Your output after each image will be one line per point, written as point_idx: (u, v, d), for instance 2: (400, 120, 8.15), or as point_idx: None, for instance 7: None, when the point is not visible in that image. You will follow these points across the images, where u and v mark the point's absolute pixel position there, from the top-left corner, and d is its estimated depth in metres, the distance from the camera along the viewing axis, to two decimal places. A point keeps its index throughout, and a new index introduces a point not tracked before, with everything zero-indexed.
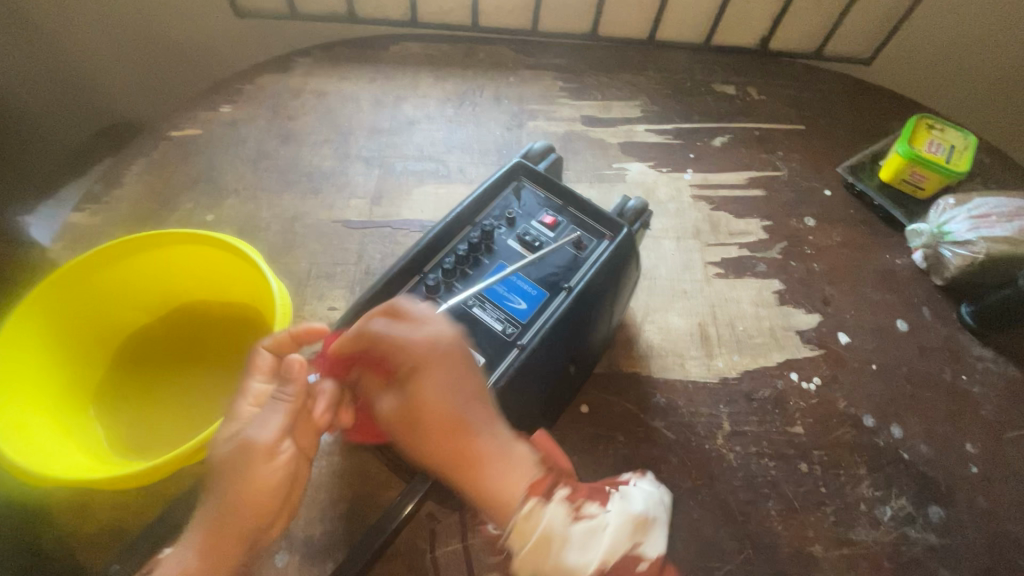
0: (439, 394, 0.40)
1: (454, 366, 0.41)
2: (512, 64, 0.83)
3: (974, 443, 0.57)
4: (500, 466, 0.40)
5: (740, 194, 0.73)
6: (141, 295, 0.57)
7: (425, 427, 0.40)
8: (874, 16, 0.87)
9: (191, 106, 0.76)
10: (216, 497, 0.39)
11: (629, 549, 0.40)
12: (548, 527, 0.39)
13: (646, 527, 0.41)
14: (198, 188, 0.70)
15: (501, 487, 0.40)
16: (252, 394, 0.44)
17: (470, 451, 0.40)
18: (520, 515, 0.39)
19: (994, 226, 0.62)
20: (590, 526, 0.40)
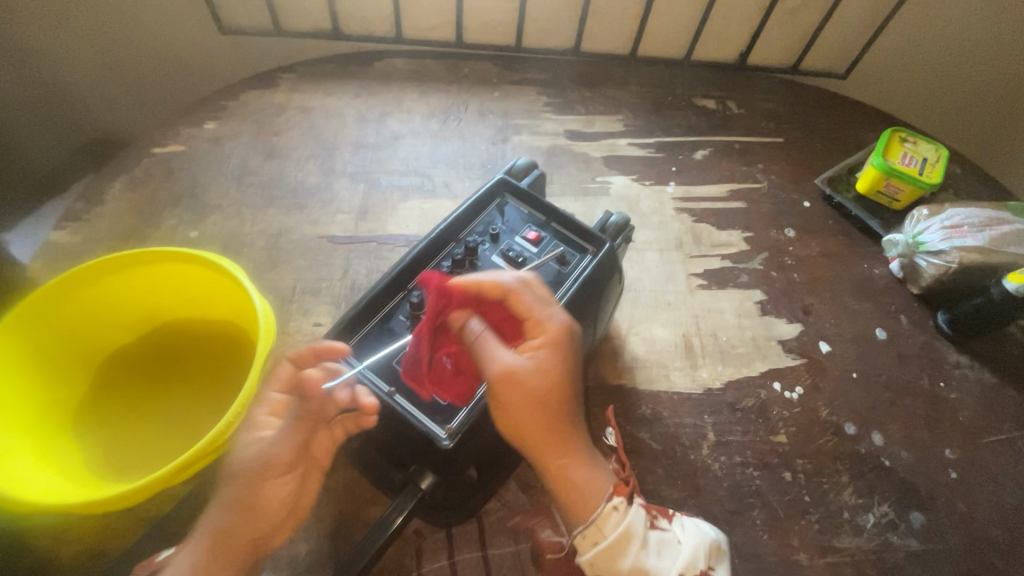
0: (556, 371, 0.42)
1: (570, 357, 0.43)
2: (496, 80, 0.85)
3: (952, 449, 0.58)
4: (583, 461, 0.43)
5: (721, 206, 0.75)
6: (123, 314, 0.56)
7: (542, 395, 0.41)
8: (847, 32, 0.90)
9: (174, 123, 0.76)
10: (228, 503, 0.41)
11: (705, 569, 0.42)
12: (632, 527, 0.42)
13: (720, 553, 0.43)
14: (182, 205, 0.69)
15: (584, 480, 0.42)
16: (269, 405, 0.44)
17: (567, 436, 0.43)
18: (606, 509, 0.42)
19: (966, 236, 0.63)
20: (663, 537, 0.43)
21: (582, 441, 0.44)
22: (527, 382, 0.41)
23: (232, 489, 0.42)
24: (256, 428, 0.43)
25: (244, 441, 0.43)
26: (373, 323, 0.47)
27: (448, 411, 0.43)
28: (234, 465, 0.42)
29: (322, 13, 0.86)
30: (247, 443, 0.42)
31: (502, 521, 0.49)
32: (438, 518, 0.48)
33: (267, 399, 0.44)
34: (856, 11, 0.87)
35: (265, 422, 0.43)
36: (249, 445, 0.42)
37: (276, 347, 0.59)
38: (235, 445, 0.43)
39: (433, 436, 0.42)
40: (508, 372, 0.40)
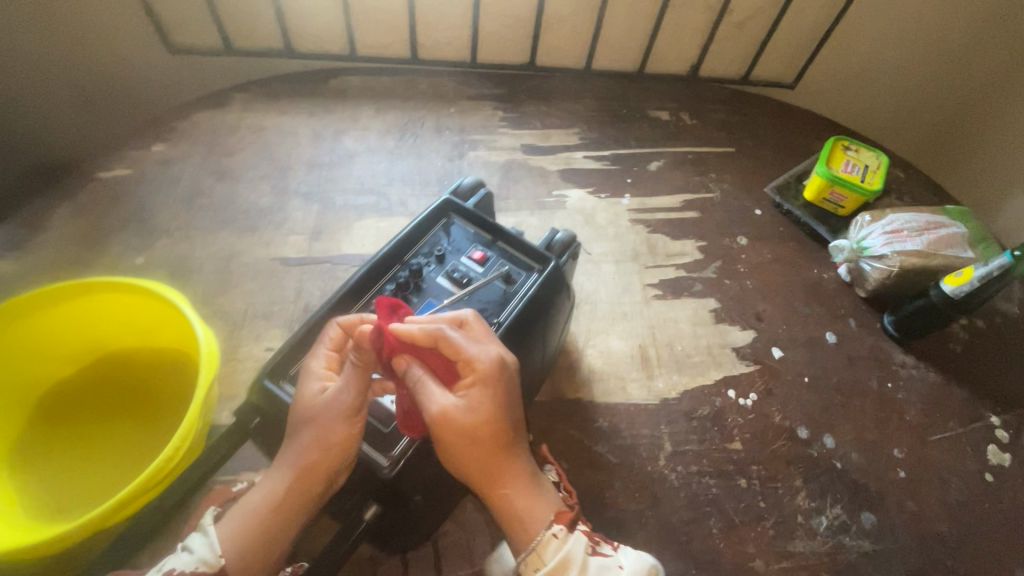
0: (486, 412, 0.41)
1: (502, 393, 0.42)
2: (452, 95, 0.85)
3: (901, 448, 0.59)
4: (524, 490, 0.43)
5: (676, 217, 0.76)
6: (60, 347, 0.54)
7: (475, 439, 0.41)
8: (793, 44, 0.93)
9: (121, 146, 0.73)
10: (299, 447, 0.41)
11: None
12: (570, 551, 0.41)
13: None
14: (129, 230, 0.67)
15: (524, 508, 0.42)
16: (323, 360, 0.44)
17: (507, 473, 0.42)
18: (544, 537, 0.41)
19: (906, 241, 0.66)
20: (603, 562, 0.41)
21: (524, 470, 0.44)
22: (461, 424, 0.41)
23: (304, 434, 0.41)
24: (315, 379, 0.42)
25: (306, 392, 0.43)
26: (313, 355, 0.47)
27: (390, 439, 0.43)
28: (298, 416, 0.42)
29: (274, 31, 0.85)
30: (312, 393, 0.42)
31: (459, 543, 0.49)
32: (391, 545, 0.47)
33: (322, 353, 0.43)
34: (800, 22, 0.90)
35: (321, 374, 0.43)
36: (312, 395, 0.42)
37: (226, 375, 0.57)
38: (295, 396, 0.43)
39: (376, 465, 0.42)
40: (441, 417, 0.40)
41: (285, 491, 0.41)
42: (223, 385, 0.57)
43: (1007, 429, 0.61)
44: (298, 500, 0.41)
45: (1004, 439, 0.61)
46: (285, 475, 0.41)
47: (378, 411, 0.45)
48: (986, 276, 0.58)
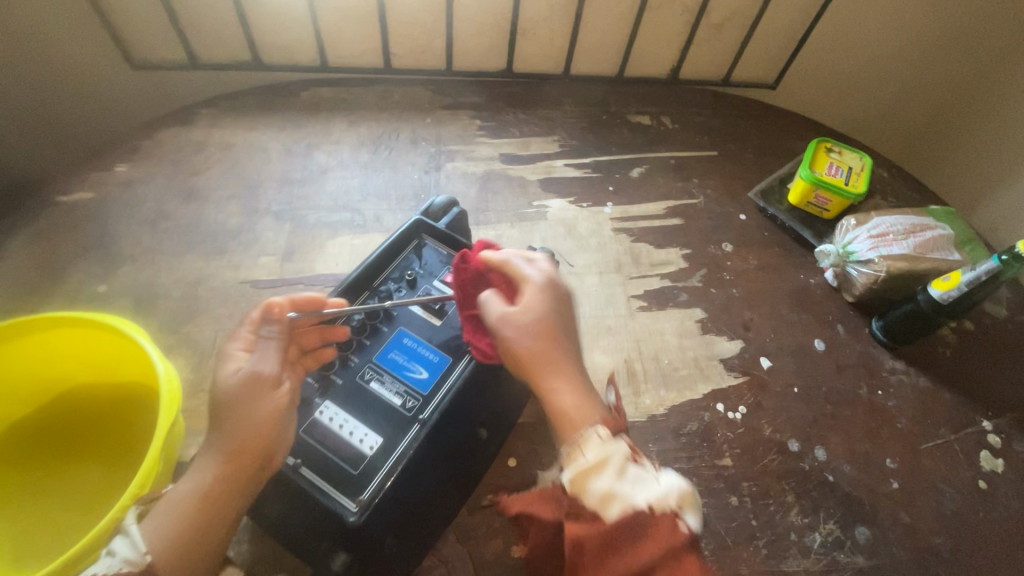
0: (548, 313, 0.44)
1: (563, 312, 0.45)
2: (428, 105, 0.83)
3: (893, 458, 0.58)
4: (573, 392, 0.42)
5: (659, 224, 0.74)
6: (17, 386, 0.52)
7: (536, 332, 0.43)
8: (773, 44, 0.92)
9: (80, 168, 0.70)
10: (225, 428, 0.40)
11: (673, 507, 0.38)
12: (612, 454, 0.39)
13: (695, 503, 0.39)
14: (90, 257, 0.64)
15: (570, 404, 0.41)
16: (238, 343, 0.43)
17: (560, 370, 0.43)
18: (587, 435, 0.40)
19: (892, 245, 0.64)
20: (643, 471, 0.39)
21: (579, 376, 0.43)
22: (520, 321, 0.43)
23: (228, 417, 0.40)
24: (230, 362, 0.42)
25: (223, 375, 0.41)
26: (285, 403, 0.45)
27: (359, 481, 0.42)
28: (217, 399, 0.40)
29: (240, 43, 0.83)
30: (229, 375, 0.41)
31: None
32: None
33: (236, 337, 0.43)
34: (779, 22, 0.89)
35: (238, 356, 0.42)
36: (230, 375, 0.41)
37: (194, 408, 0.55)
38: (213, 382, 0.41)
39: (341, 512, 0.40)
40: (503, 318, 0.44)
41: (213, 479, 0.39)
42: (190, 418, 0.55)
43: (999, 433, 0.60)
44: (228, 486, 0.39)
45: (997, 444, 0.60)
46: (212, 461, 0.39)
47: (344, 452, 0.43)
48: (974, 280, 0.57)
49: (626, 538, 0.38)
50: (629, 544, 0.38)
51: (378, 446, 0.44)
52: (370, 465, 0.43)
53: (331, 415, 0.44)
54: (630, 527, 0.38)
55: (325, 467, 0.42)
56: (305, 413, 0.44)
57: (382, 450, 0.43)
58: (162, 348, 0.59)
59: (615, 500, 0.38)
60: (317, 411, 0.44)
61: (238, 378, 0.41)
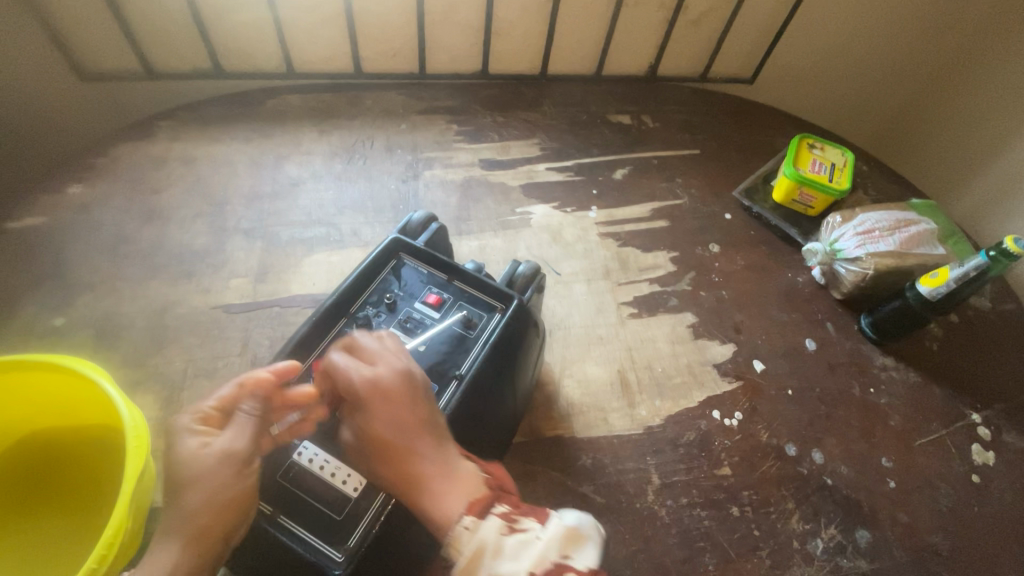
0: (392, 424, 0.41)
1: (402, 408, 0.42)
2: (402, 111, 0.79)
3: (888, 457, 0.58)
4: (443, 488, 0.40)
5: (645, 227, 0.73)
6: None
7: (376, 452, 0.41)
8: (748, 39, 0.91)
9: (28, 191, 0.65)
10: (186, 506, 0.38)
11: (558, 560, 0.37)
12: (484, 538, 0.38)
13: (580, 540, 0.39)
14: (43, 288, 0.60)
15: (436, 506, 0.39)
16: (199, 416, 0.42)
17: (414, 475, 0.40)
18: (457, 531, 0.38)
19: (879, 242, 0.64)
20: (523, 538, 0.38)
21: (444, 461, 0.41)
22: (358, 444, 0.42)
23: (188, 496, 0.39)
24: (191, 436, 0.41)
25: (186, 451, 0.40)
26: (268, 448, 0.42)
27: (344, 527, 0.40)
28: (179, 477, 0.39)
29: (200, 51, 0.78)
30: (190, 452, 0.40)
31: None
32: None
33: (200, 408, 0.42)
34: (755, 17, 0.88)
35: (199, 432, 0.41)
36: (197, 452, 0.40)
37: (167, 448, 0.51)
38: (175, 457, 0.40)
39: (325, 563, 0.38)
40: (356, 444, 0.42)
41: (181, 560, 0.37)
42: (162, 459, 0.51)
43: (988, 425, 0.61)
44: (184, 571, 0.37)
45: (987, 437, 0.60)
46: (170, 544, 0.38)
47: (327, 496, 0.41)
48: (963, 277, 0.57)
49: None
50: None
51: (363, 487, 0.41)
52: (354, 509, 0.40)
53: (310, 456, 0.42)
54: None
55: (308, 513, 0.40)
56: (283, 455, 0.42)
57: (367, 491, 0.41)
58: (129, 385, 0.55)
59: None
60: (296, 452, 0.42)
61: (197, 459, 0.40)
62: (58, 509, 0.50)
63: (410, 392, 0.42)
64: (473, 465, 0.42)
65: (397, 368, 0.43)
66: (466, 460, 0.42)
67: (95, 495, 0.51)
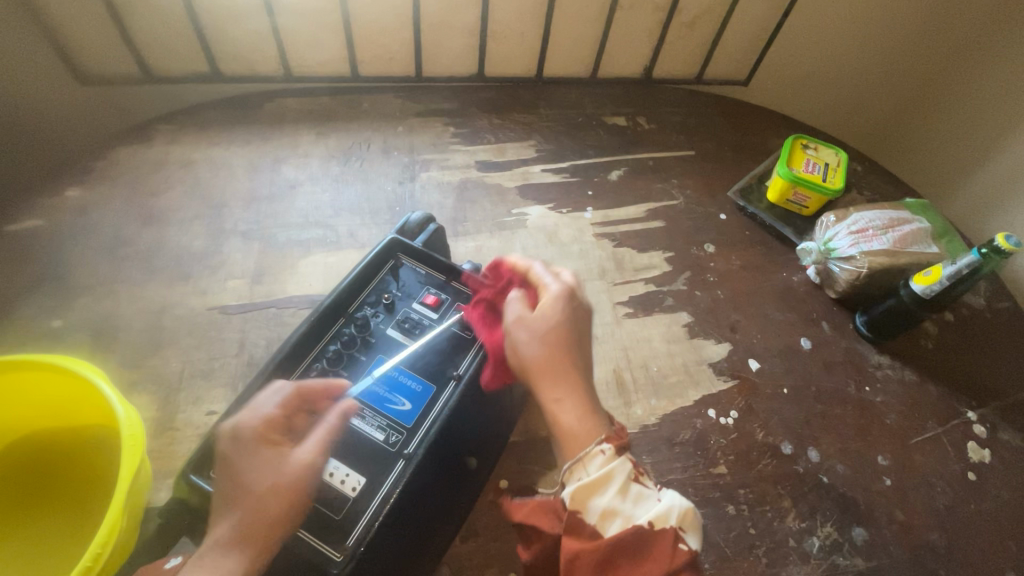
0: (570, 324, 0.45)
1: (577, 325, 0.45)
2: (399, 113, 0.80)
3: (884, 455, 0.58)
4: (583, 400, 0.42)
5: (641, 227, 0.73)
6: None
7: (545, 335, 0.44)
8: (742, 43, 0.92)
9: (27, 194, 0.66)
10: (266, 506, 0.38)
11: (675, 527, 0.38)
12: (614, 470, 0.39)
13: (698, 522, 0.39)
14: (42, 290, 0.60)
15: (580, 415, 0.41)
16: (264, 424, 0.41)
17: (566, 372, 0.43)
18: (591, 449, 0.40)
19: (872, 241, 0.64)
20: (644, 491, 0.39)
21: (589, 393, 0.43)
22: (530, 323, 0.44)
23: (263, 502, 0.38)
24: (261, 449, 0.40)
25: (262, 464, 0.40)
26: None
27: (342, 527, 0.40)
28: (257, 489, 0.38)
29: (198, 55, 0.79)
30: (266, 464, 0.40)
31: None
32: None
33: (262, 414, 0.41)
34: (749, 20, 0.88)
35: (269, 443, 0.40)
36: (273, 464, 0.40)
37: (163, 449, 0.51)
38: (248, 470, 0.39)
39: (324, 561, 0.38)
40: (520, 320, 0.45)
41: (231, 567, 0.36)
42: (158, 460, 0.51)
43: (984, 423, 0.61)
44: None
45: (983, 434, 0.60)
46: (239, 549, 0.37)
47: (324, 496, 0.41)
48: (954, 275, 0.57)
49: (628, 554, 0.37)
50: (630, 559, 0.37)
51: (361, 488, 0.41)
52: (352, 509, 0.40)
53: None
54: (633, 543, 0.37)
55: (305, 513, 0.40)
56: None
57: (364, 491, 0.41)
58: (126, 386, 0.55)
59: (612, 515, 0.38)
60: None
61: (283, 464, 0.40)
62: (53, 508, 0.50)
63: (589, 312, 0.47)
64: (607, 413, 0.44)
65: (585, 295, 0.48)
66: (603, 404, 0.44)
67: (93, 494, 0.51)
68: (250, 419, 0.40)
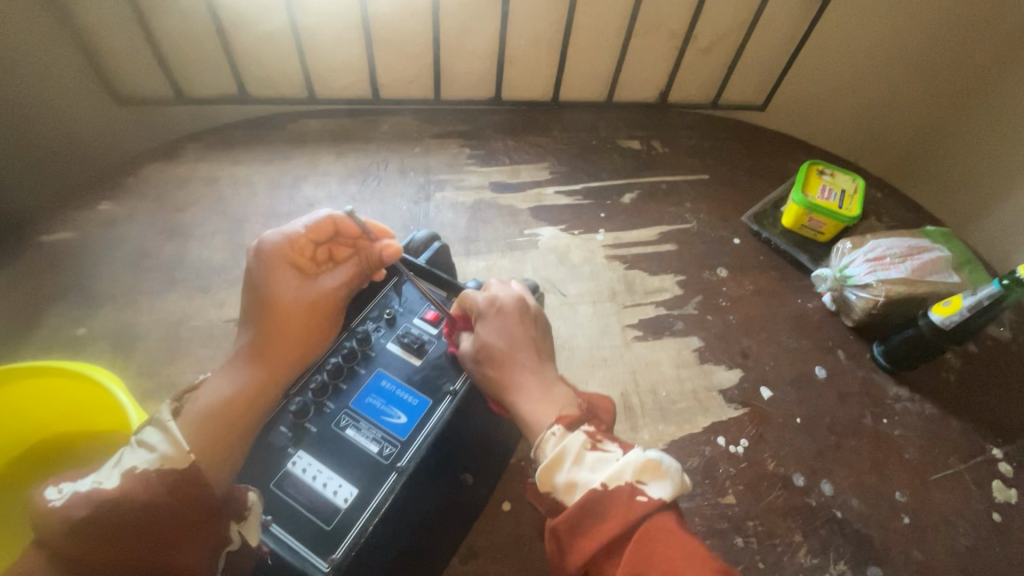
0: (506, 336, 0.47)
1: (511, 322, 0.48)
2: (417, 134, 0.82)
3: (902, 491, 0.56)
4: (536, 400, 0.44)
5: (653, 250, 0.73)
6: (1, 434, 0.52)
7: (488, 360, 0.45)
8: (759, 69, 0.92)
9: (61, 206, 0.69)
10: (284, 329, 0.46)
11: (631, 482, 0.37)
12: (565, 446, 0.40)
13: (661, 473, 0.37)
14: (69, 299, 0.63)
15: (529, 414, 0.43)
16: (297, 245, 0.48)
17: (514, 382, 0.45)
18: (545, 434, 0.41)
19: (889, 268, 0.63)
20: (602, 456, 0.39)
21: (544, 376, 0.46)
22: (474, 354, 0.46)
23: (281, 329, 0.46)
24: (291, 269, 0.48)
25: (291, 280, 0.47)
26: (271, 454, 0.43)
27: (333, 539, 0.40)
28: (279, 303, 0.46)
29: (227, 78, 0.83)
30: (292, 284, 0.47)
31: None
32: None
33: (296, 236, 0.48)
34: (765, 46, 0.89)
35: (298, 264, 0.48)
36: (297, 284, 0.47)
37: None
38: (279, 282, 0.47)
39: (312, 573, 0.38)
40: (467, 354, 0.47)
41: (241, 387, 0.45)
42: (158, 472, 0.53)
43: (1010, 462, 0.58)
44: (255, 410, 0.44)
45: (1009, 473, 0.58)
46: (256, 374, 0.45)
47: (317, 506, 0.41)
48: (976, 305, 0.56)
49: (592, 517, 0.36)
50: (595, 522, 0.36)
51: (353, 499, 0.41)
52: (344, 521, 0.41)
53: (304, 466, 0.43)
54: (594, 507, 0.37)
55: (297, 522, 0.41)
56: (277, 463, 0.43)
57: (356, 503, 0.41)
58: (142, 394, 0.57)
59: (575, 488, 0.38)
60: (290, 462, 0.43)
61: (307, 285, 0.48)
62: None
63: (523, 313, 0.49)
64: (569, 392, 0.45)
65: (514, 295, 0.50)
66: (560, 385, 0.46)
67: None
68: (284, 242, 0.48)
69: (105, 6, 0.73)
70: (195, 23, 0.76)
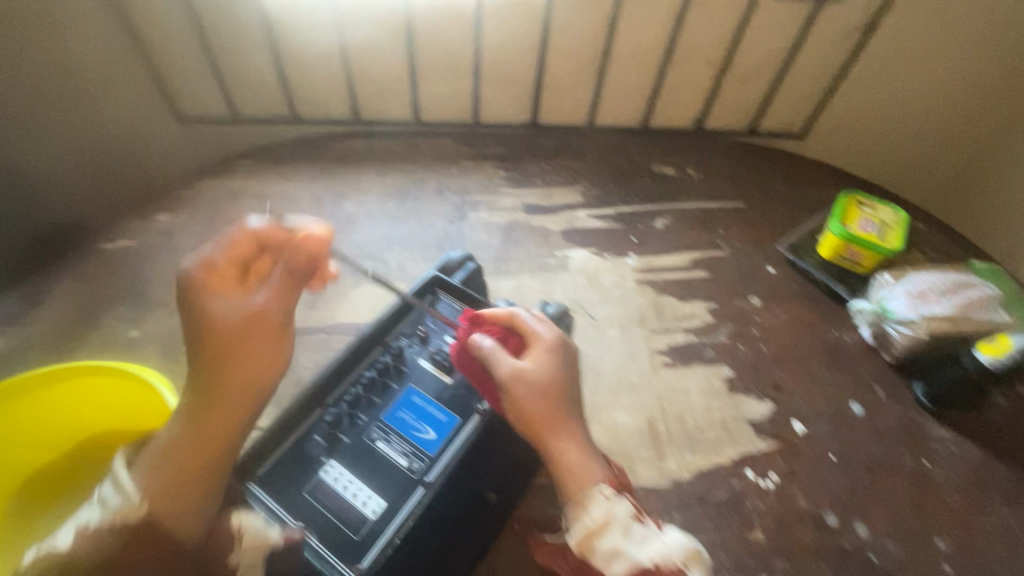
0: (561, 375, 0.47)
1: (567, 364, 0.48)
2: (455, 156, 0.85)
3: (944, 538, 0.53)
4: (580, 452, 0.45)
5: (684, 276, 0.73)
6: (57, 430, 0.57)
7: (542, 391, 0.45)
8: (798, 98, 0.91)
9: (123, 216, 0.74)
10: (225, 358, 0.46)
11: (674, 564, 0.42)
12: (614, 515, 0.43)
13: (698, 559, 0.43)
14: (125, 304, 0.67)
15: (575, 466, 0.44)
16: (219, 267, 0.47)
17: (562, 425, 0.45)
18: (592, 494, 0.44)
19: (933, 305, 0.61)
20: (645, 532, 0.43)
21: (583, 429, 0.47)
22: (528, 380, 0.46)
23: (227, 357, 0.46)
24: (217, 293, 0.46)
25: (223, 303, 0.46)
26: (305, 462, 0.45)
27: (360, 548, 0.41)
28: (215, 332, 0.46)
29: (278, 99, 0.87)
30: (222, 307, 0.46)
31: None
32: None
33: (217, 257, 0.47)
34: (805, 76, 0.88)
35: (226, 285, 0.47)
36: (230, 308, 0.46)
37: None
38: (209, 307, 0.46)
39: None
40: (516, 375, 0.46)
41: (203, 416, 0.45)
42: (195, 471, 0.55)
43: None
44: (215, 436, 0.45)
45: None
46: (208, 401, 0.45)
47: (346, 515, 0.43)
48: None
49: None
50: None
51: (382, 511, 0.43)
52: (372, 530, 0.42)
53: (336, 475, 0.44)
54: None
55: (326, 530, 0.42)
56: (311, 471, 0.45)
57: (384, 515, 0.43)
58: None
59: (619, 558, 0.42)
60: (323, 470, 0.44)
61: (242, 306, 0.47)
62: None
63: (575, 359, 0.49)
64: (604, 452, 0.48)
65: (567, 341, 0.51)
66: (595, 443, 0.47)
67: None
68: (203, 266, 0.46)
69: (174, 32, 0.79)
70: (251, 50, 0.81)
